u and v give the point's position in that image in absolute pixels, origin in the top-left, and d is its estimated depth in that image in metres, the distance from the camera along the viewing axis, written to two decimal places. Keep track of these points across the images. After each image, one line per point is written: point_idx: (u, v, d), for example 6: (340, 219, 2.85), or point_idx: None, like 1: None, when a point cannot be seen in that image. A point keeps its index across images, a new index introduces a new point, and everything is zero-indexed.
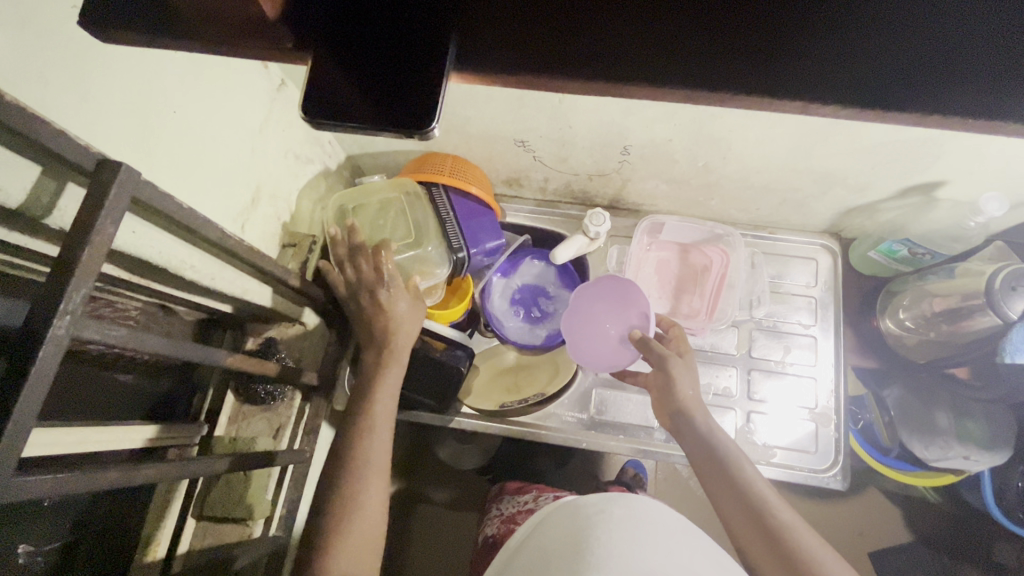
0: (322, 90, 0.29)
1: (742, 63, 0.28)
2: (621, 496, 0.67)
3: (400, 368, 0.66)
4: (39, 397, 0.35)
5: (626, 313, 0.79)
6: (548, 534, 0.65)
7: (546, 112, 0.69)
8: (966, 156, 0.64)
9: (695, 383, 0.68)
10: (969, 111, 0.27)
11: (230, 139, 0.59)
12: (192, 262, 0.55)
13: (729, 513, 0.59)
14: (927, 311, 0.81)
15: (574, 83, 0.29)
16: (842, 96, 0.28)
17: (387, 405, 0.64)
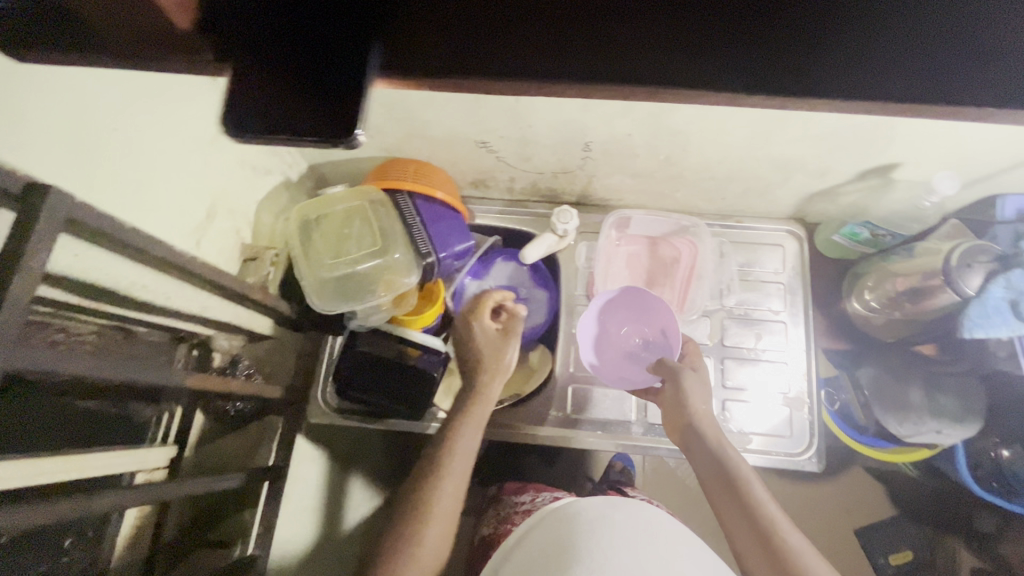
0: (241, 94, 0.27)
1: (677, 58, 0.28)
2: (617, 501, 0.67)
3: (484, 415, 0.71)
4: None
5: (645, 328, 0.82)
6: (543, 534, 0.64)
7: (504, 113, 0.68)
8: (917, 138, 0.65)
9: (706, 398, 0.71)
10: (905, 99, 0.27)
11: (179, 154, 0.58)
12: (144, 282, 0.54)
13: (731, 523, 0.61)
14: (891, 290, 0.81)
15: (506, 82, 0.29)
16: (780, 87, 0.28)
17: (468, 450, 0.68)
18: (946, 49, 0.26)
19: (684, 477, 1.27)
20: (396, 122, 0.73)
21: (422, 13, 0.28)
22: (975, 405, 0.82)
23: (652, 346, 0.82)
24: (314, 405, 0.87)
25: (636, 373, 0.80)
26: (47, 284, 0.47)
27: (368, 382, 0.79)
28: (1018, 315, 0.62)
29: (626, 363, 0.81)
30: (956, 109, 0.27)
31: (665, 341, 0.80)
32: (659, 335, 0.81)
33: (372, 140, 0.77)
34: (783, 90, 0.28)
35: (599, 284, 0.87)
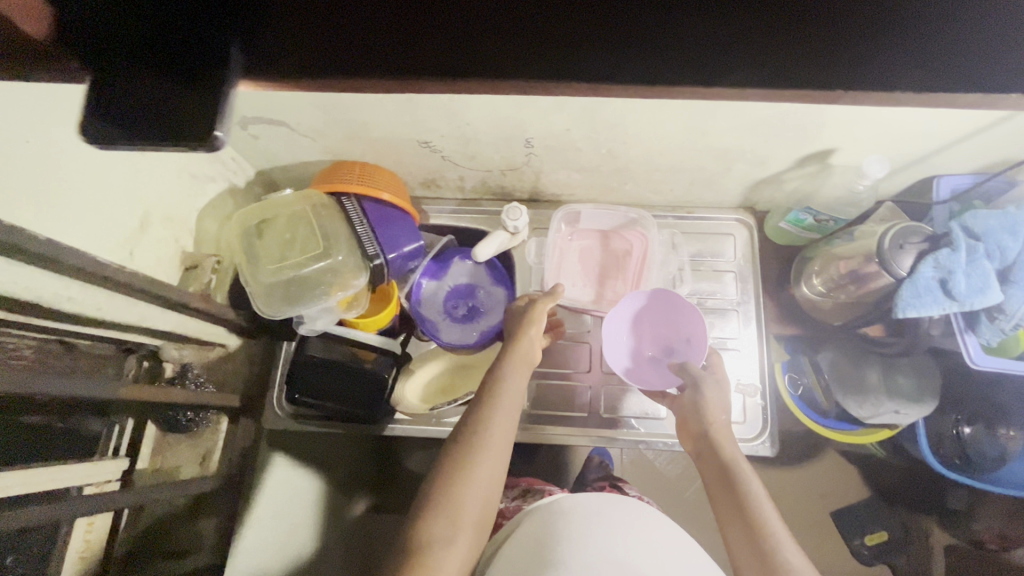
0: (104, 100, 0.27)
1: (543, 52, 0.29)
2: (614, 500, 0.68)
3: (513, 401, 0.64)
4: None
5: (669, 333, 0.82)
6: (541, 523, 0.64)
7: (440, 111, 0.69)
8: (846, 123, 0.66)
9: (727, 410, 0.68)
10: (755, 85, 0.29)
11: (104, 164, 0.57)
12: (70, 293, 0.53)
13: (729, 528, 0.58)
14: (836, 274, 0.83)
15: (383, 81, 0.29)
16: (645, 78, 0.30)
17: (501, 437, 0.62)
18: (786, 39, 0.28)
19: (662, 468, 1.28)
20: (335, 124, 0.72)
21: (286, 17, 0.28)
22: (929, 384, 0.85)
23: (675, 352, 0.81)
24: (270, 412, 0.87)
25: (654, 376, 0.80)
26: None
27: (321, 386, 0.79)
28: (948, 293, 0.64)
29: (645, 366, 0.81)
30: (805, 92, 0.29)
31: (689, 349, 0.79)
32: (683, 343, 0.80)
33: (314, 143, 0.77)
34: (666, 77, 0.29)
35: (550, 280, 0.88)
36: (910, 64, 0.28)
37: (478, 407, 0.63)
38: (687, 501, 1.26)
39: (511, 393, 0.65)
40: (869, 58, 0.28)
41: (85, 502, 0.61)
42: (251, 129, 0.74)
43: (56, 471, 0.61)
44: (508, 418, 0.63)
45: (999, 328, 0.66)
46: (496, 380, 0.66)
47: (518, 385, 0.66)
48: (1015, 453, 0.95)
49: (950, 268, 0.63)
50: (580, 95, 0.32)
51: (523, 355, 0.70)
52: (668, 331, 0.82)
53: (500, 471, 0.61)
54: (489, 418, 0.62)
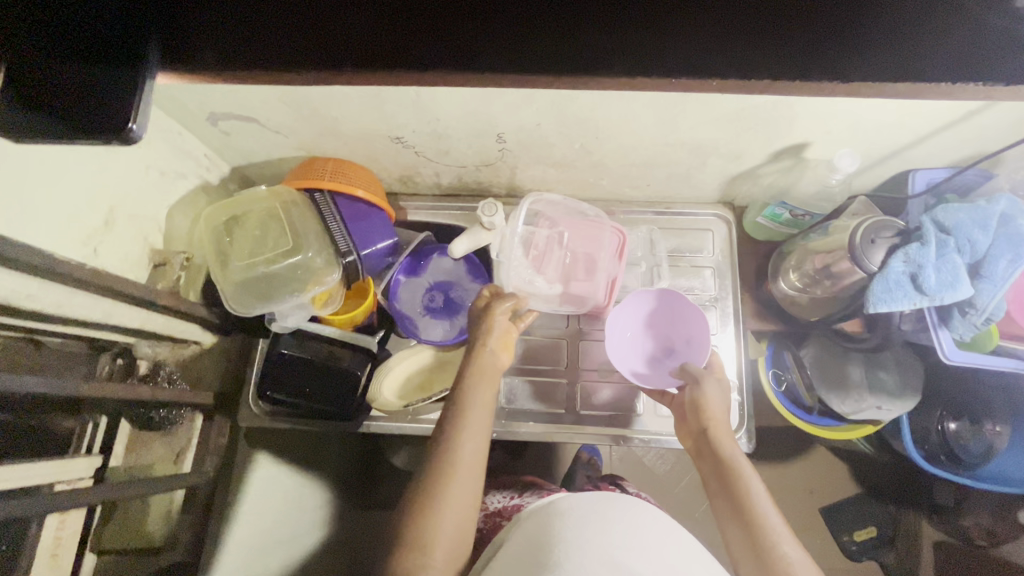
0: (19, 93, 0.27)
1: (471, 38, 0.27)
2: (612, 498, 0.66)
3: (481, 427, 0.64)
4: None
5: (670, 334, 0.81)
6: (538, 525, 0.63)
7: (409, 106, 0.68)
8: (815, 117, 0.66)
9: (726, 409, 0.68)
10: (694, 71, 0.27)
11: (67, 161, 0.57)
12: (30, 291, 0.53)
13: (732, 533, 0.60)
14: (811, 269, 0.82)
15: (305, 72, 0.28)
16: (583, 68, 0.27)
17: (474, 471, 0.62)
18: (726, 22, 0.26)
19: (650, 465, 1.29)
20: (304, 119, 0.72)
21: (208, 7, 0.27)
22: (911, 380, 0.89)
23: (675, 354, 0.80)
24: (245, 409, 0.86)
25: (656, 377, 0.78)
26: None
27: (295, 383, 0.79)
28: (918, 287, 0.63)
29: (647, 366, 0.80)
30: (753, 80, 0.27)
31: (688, 351, 0.78)
32: (683, 344, 0.80)
33: (287, 139, 0.77)
34: (604, 65, 0.27)
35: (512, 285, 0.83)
36: (867, 45, 0.26)
37: (448, 440, 0.62)
38: (676, 498, 1.26)
39: (477, 419, 0.64)
40: (820, 37, 0.26)
41: (52, 498, 0.61)
42: (222, 126, 0.74)
43: (25, 469, 0.61)
44: (477, 447, 0.63)
45: (971, 322, 0.66)
46: (461, 409, 0.64)
47: (485, 407, 0.65)
48: (1002, 448, 0.94)
49: (919, 263, 0.63)
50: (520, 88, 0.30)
51: (485, 372, 0.68)
52: (668, 332, 0.82)
53: (475, 492, 0.61)
54: (459, 446, 0.62)
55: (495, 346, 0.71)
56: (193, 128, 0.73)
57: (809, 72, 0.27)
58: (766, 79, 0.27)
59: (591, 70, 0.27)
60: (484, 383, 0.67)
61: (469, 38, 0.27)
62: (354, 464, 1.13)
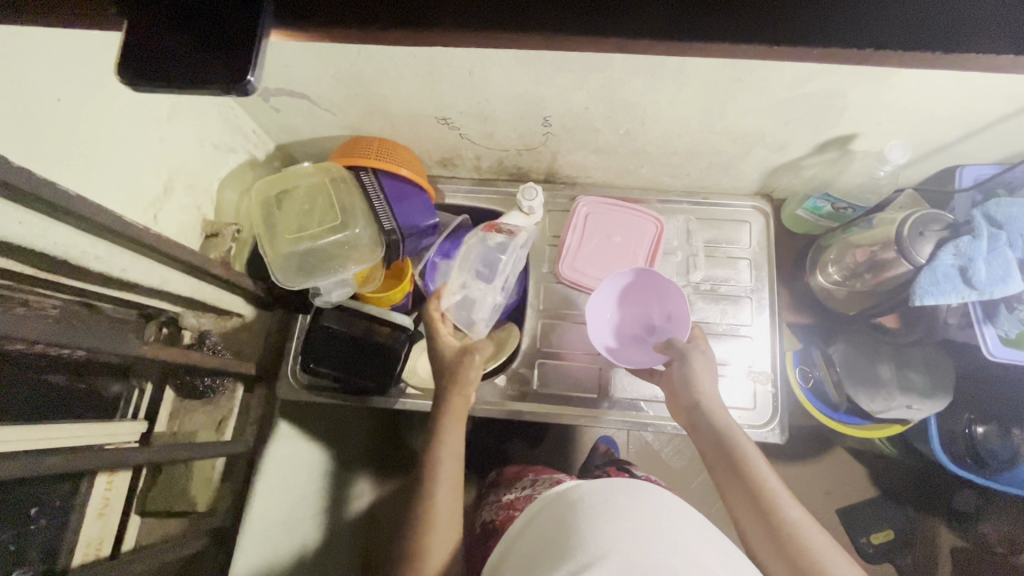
0: (138, 46, 0.28)
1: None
2: (626, 484, 0.64)
3: (453, 479, 0.65)
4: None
5: (646, 311, 0.83)
6: (555, 513, 0.62)
7: (459, 86, 0.69)
8: (868, 107, 0.65)
9: (713, 380, 0.70)
10: (788, 35, 0.27)
11: (130, 128, 0.58)
12: (97, 252, 0.54)
13: (741, 515, 0.60)
14: (852, 262, 0.83)
15: (402, 33, 0.28)
16: (682, 31, 0.28)
17: (450, 523, 0.62)
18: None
19: (667, 458, 1.29)
20: (354, 98, 0.73)
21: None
22: (941, 379, 0.87)
23: (659, 330, 0.81)
24: (285, 381, 0.87)
25: (641, 355, 0.80)
26: None
27: (336, 357, 0.81)
28: (966, 281, 0.63)
29: (628, 346, 0.82)
30: (851, 48, 0.27)
31: (670, 326, 0.80)
32: (664, 321, 0.81)
33: (334, 117, 0.78)
34: (703, 33, 0.28)
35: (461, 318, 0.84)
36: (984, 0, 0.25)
37: (422, 502, 0.63)
38: (692, 493, 1.26)
39: (448, 481, 0.64)
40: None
41: (105, 456, 0.62)
42: (273, 102, 0.75)
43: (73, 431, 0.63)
44: (451, 505, 0.63)
45: (1018, 318, 0.66)
46: (435, 465, 0.65)
47: (454, 465, 0.65)
48: None
49: (970, 256, 0.63)
50: (614, 51, 0.30)
51: (454, 424, 0.68)
52: (645, 309, 0.83)
53: (457, 527, 0.63)
54: (433, 501, 0.63)
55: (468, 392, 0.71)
56: (245, 103, 0.75)
57: (914, 44, 0.26)
58: (869, 49, 0.27)
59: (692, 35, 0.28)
60: (449, 440, 0.67)
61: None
62: (378, 444, 1.15)
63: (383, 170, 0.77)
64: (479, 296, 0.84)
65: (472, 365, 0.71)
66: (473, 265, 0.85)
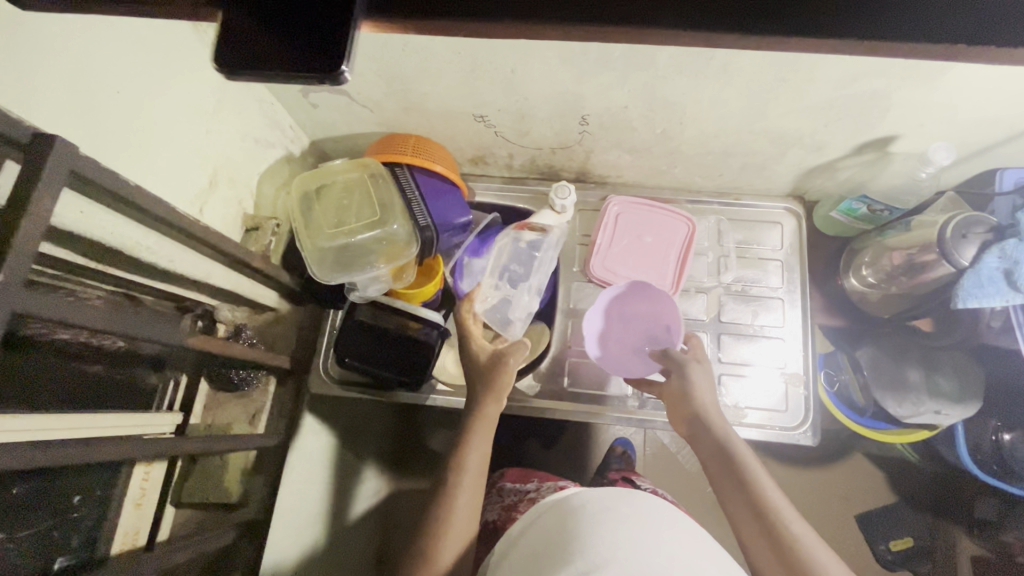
0: (235, 37, 0.28)
1: None
2: (625, 493, 0.64)
3: (474, 486, 0.64)
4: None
5: (644, 319, 0.81)
6: (555, 518, 0.62)
7: (501, 84, 0.69)
8: (912, 108, 0.65)
9: (714, 390, 0.69)
10: (872, 33, 0.27)
11: (178, 119, 0.59)
12: (149, 244, 0.55)
13: (741, 523, 0.59)
14: (888, 265, 0.83)
15: (487, 23, 0.28)
16: (767, 26, 0.28)
17: (466, 526, 0.62)
18: None
19: (685, 462, 1.28)
20: (394, 94, 0.74)
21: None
22: (972, 385, 0.85)
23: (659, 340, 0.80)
24: (315, 375, 0.88)
25: (635, 364, 0.80)
26: (45, 238, 0.48)
27: (370, 352, 0.81)
28: (1011, 284, 0.62)
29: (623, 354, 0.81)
30: (937, 45, 0.27)
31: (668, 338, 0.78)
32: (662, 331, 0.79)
33: (371, 113, 0.78)
34: (786, 29, 0.28)
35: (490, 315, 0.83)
36: None
37: (440, 505, 0.63)
38: (709, 497, 1.25)
39: (470, 490, 0.63)
40: None
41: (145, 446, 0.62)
42: (311, 98, 0.75)
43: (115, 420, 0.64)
44: (469, 514, 0.63)
45: None
46: (458, 472, 0.65)
47: (479, 471, 0.65)
48: None
49: (1016, 258, 0.61)
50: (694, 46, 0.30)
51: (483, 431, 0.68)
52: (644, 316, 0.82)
53: (472, 530, 0.62)
54: (454, 508, 0.62)
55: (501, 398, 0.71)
56: (284, 98, 0.75)
57: (1007, 40, 0.26)
58: (958, 45, 0.27)
59: (775, 30, 0.28)
60: (475, 447, 0.66)
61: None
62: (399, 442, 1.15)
63: (418, 166, 0.78)
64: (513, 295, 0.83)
65: (508, 369, 0.71)
66: (506, 269, 0.85)
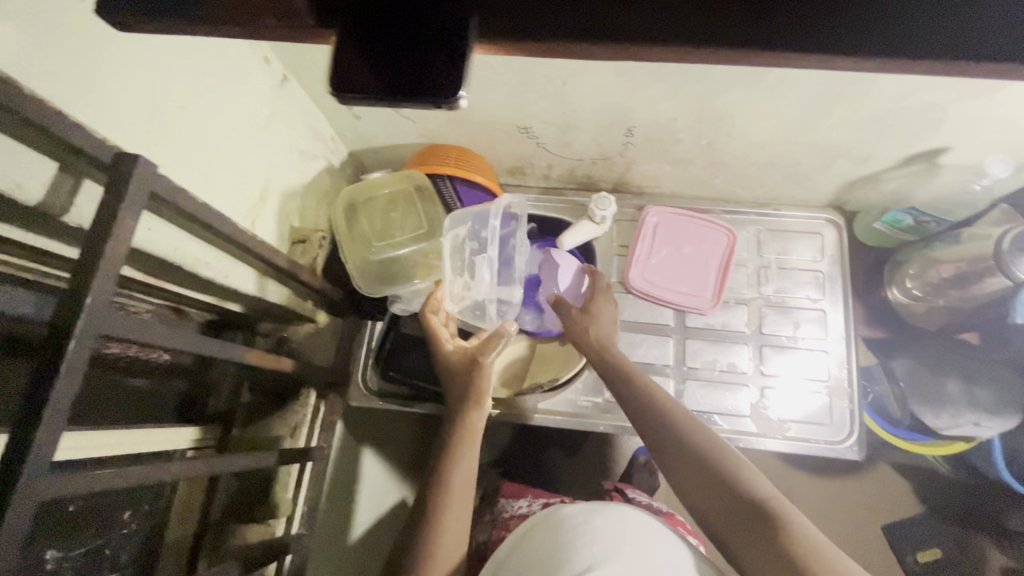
0: (352, 63, 0.28)
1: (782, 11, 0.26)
2: (605, 504, 0.63)
3: (464, 495, 0.61)
4: (64, 410, 0.34)
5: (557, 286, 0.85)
6: (543, 536, 0.60)
7: (550, 96, 0.69)
8: (967, 121, 0.64)
9: (609, 324, 0.77)
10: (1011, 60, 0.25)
11: (233, 132, 0.58)
12: (206, 259, 0.55)
13: (643, 421, 0.64)
14: (935, 278, 0.82)
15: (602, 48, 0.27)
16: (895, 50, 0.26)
17: (454, 537, 0.58)
18: None
19: None
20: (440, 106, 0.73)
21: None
22: (1014, 398, 0.83)
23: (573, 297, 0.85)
24: (355, 388, 0.85)
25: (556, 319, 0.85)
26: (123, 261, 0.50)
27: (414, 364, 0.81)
28: None
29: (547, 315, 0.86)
30: None
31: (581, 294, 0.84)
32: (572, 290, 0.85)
33: (413, 125, 0.78)
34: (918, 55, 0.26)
35: (454, 304, 0.74)
36: None
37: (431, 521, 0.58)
38: None
39: (459, 505, 0.60)
40: None
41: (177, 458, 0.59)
42: (355, 110, 0.75)
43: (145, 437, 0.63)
44: (459, 533, 0.59)
45: None
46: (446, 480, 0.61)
47: (464, 492, 0.61)
48: None
49: None
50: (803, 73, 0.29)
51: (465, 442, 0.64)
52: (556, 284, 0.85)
53: (463, 537, 0.59)
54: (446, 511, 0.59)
55: (481, 401, 0.67)
56: (329, 109, 0.75)
57: None
58: None
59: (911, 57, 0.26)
60: (460, 469, 0.62)
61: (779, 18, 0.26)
62: None
63: (463, 173, 0.76)
64: (475, 282, 0.73)
65: (485, 366, 0.68)
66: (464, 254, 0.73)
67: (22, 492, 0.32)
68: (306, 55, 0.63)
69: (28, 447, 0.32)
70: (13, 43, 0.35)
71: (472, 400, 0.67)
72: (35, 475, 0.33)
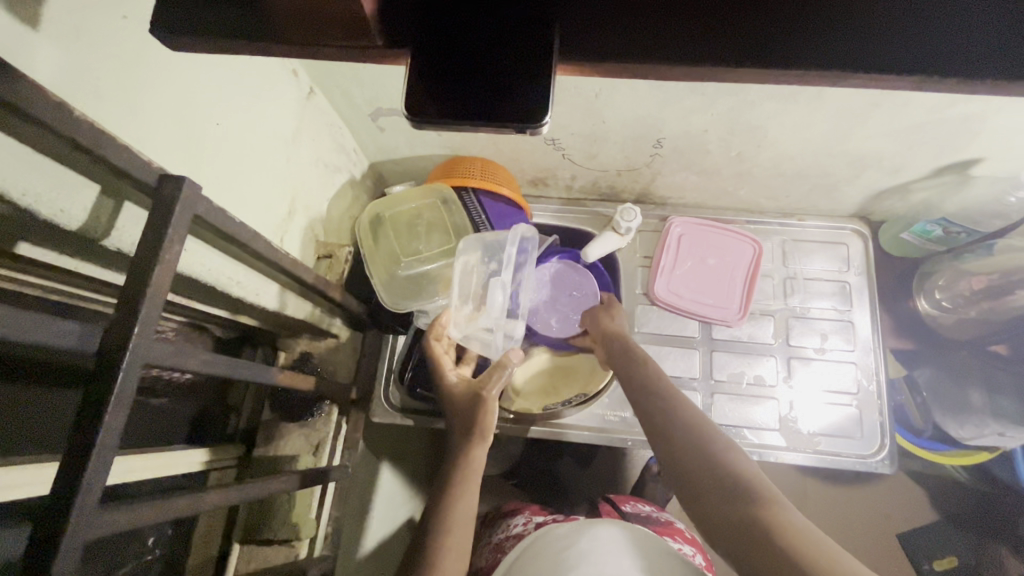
0: (426, 86, 0.27)
1: (884, 26, 0.25)
2: (592, 522, 0.61)
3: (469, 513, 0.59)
4: (112, 444, 0.33)
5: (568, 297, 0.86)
6: (534, 564, 0.59)
7: (581, 108, 0.68)
8: (1003, 131, 0.64)
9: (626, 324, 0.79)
10: None
11: (263, 147, 0.57)
12: (238, 278, 0.54)
13: (641, 400, 0.64)
14: (966, 290, 0.86)
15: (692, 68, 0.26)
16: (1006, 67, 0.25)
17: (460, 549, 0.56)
18: None
19: None
20: None
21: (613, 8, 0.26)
22: None
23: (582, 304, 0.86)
24: (379, 405, 0.83)
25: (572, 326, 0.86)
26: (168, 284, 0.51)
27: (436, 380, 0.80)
28: None
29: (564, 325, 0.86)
30: None
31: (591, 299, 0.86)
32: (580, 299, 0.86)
33: (438, 137, 0.77)
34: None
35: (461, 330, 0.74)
36: None
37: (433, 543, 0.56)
38: None
39: (463, 526, 0.57)
40: None
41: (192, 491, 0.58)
42: (380, 122, 0.73)
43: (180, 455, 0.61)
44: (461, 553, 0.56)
45: None
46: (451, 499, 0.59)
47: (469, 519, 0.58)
48: None
49: None
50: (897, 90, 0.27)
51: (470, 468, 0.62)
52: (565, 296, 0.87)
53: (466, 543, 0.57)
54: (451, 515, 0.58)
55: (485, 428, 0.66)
56: (353, 121, 0.73)
57: None
58: None
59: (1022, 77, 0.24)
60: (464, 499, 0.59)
61: (881, 35, 0.25)
62: None
63: (489, 187, 0.75)
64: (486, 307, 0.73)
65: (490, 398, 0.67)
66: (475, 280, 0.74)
67: (71, 531, 0.30)
68: (335, 68, 0.62)
69: (77, 484, 0.31)
70: (56, 62, 0.34)
71: (479, 426, 0.66)
72: (84, 511, 0.31)
